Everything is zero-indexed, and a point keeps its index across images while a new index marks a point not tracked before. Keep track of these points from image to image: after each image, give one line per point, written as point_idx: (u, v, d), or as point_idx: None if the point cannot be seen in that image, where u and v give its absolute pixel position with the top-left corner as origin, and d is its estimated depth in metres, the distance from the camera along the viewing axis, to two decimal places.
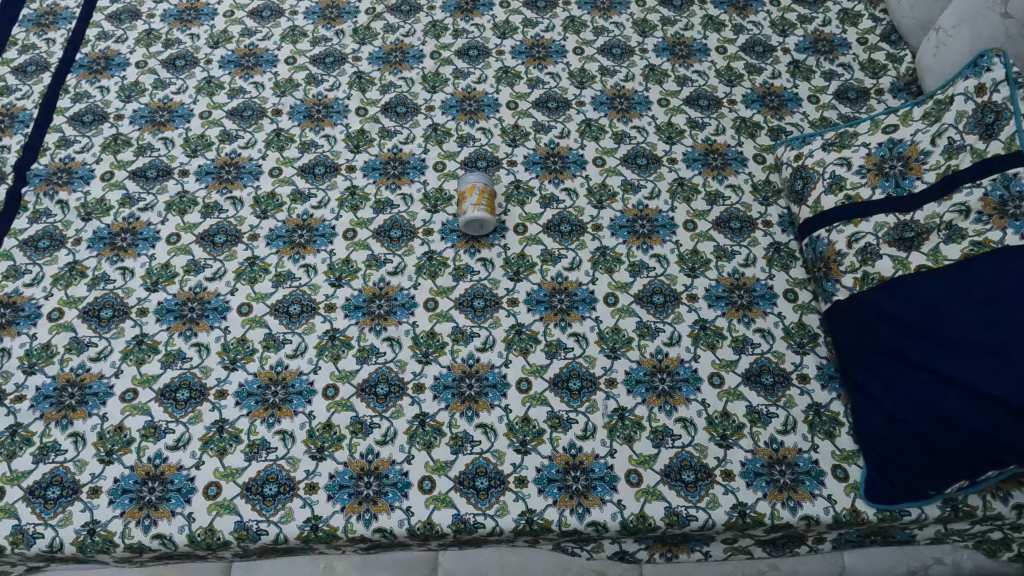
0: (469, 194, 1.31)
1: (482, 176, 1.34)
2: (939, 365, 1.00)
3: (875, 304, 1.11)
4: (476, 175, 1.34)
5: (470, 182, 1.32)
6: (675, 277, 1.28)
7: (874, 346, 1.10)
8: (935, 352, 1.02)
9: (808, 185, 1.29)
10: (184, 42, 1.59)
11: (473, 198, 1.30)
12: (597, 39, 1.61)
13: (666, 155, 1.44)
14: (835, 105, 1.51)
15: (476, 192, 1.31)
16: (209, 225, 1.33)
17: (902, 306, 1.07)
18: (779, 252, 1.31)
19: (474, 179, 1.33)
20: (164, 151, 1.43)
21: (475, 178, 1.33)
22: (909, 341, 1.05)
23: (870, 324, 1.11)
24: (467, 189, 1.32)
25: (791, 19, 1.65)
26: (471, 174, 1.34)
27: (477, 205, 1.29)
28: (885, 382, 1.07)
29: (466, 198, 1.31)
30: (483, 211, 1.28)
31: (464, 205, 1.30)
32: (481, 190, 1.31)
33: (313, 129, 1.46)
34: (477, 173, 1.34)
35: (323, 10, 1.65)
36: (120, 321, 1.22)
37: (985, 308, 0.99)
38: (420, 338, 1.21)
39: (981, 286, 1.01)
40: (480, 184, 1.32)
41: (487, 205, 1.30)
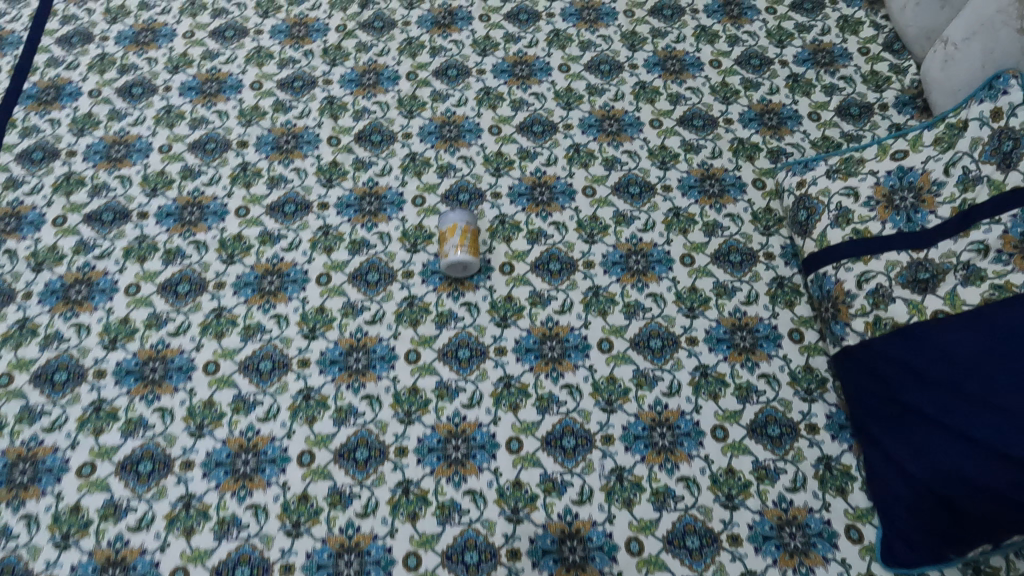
0: (451, 235, 1.22)
1: (464, 214, 1.25)
2: (960, 423, 0.93)
3: (887, 352, 1.04)
4: (458, 213, 1.25)
5: (451, 222, 1.23)
6: (673, 318, 1.20)
7: (886, 397, 1.03)
8: (954, 407, 0.94)
9: (813, 217, 1.21)
10: (141, 68, 1.48)
11: (455, 239, 1.21)
12: (584, 55, 1.51)
13: (660, 183, 1.35)
14: (837, 122, 1.42)
15: (458, 232, 1.22)
16: (171, 273, 1.23)
17: (917, 356, 1.00)
18: (782, 287, 1.23)
19: (455, 218, 1.24)
20: (121, 190, 1.32)
21: (457, 216, 1.24)
22: (924, 393, 0.98)
23: (881, 373, 1.04)
24: (448, 229, 1.23)
25: (789, 28, 1.56)
26: (452, 213, 1.25)
27: (460, 247, 1.20)
28: (900, 437, 1.00)
29: (447, 240, 1.22)
30: (467, 253, 1.19)
31: (446, 247, 1.21)
32: (463, 230, 1.22)
33: (281, 162, 1.36)
34: (458, 211, 1.25)
35: (291, 28, 1.54)
36: (76, 386, 1.12)
37: (1010, 362, 0.91)
38: (401, 395, 1.13)
39: (1004, 336, 0.93)
40: (462, 223, 1.23)
41: (471, 245, 1.21)
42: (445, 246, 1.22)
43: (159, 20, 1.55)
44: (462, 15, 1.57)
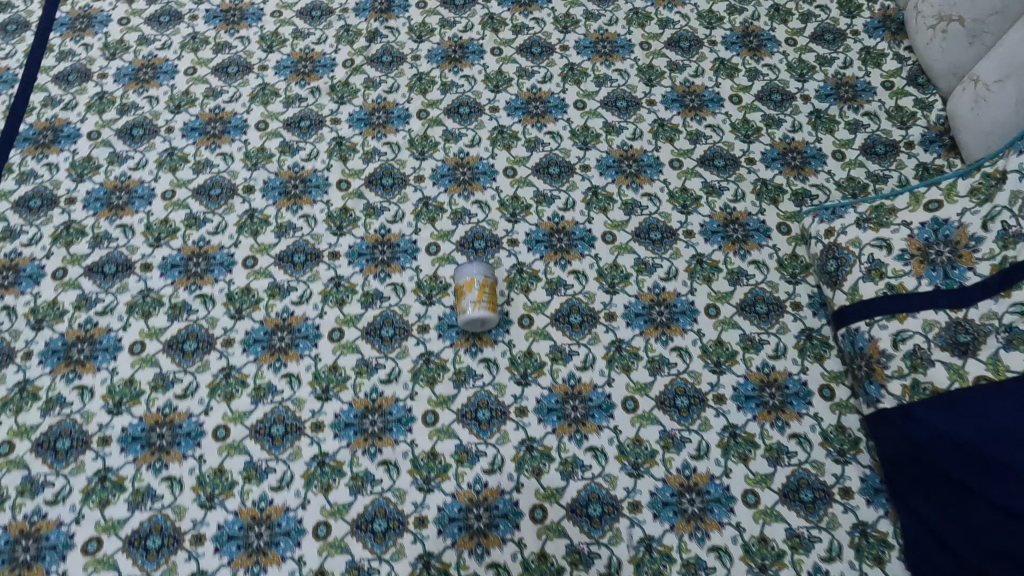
0: (469, 289, 1.17)
1: (482, 267, 1.20)
2: (1004, 500, 0.90)
3: (923, 420, 1.00)
4: (475, 265, 1.20)
5: (468, 275, 1.19)
6: (699, 374, 1.16)
7: (923, 465, 0.99)
8: (997, 482, 0.91)
9: (843, 268, 1.17)
10: (142, 107, 1.42)
11: (473, 294, 1.16)
12: (600, 90, 1.47)
13: (682, 227, 1.31)
14: (862, 161, 1.38)
15: (475, 286, 1.17)
16: (177, 330, 1.18)
17: (956, 426, 0.96)
18: (811, 340, 1.19)
19: (473, 271, 1.19)
20: (124, 240, 1.27)
21: (475, 269, 1.19)
22: (965, 465, 0.94)
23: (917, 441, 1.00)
24: (465, 282, 1.18)
25: (810, 61, 1.51)
26: (470, 265, 1.20)
27: (478, 302, 1.15)
28: (941, 509, 0.97)
29: (464, 294, 1.17)
30: (485, 309, 1.15)
31: (463, 302, 1.16)
32: (481, 284, 1.18)
33: (289, 208, 1.31)
34: (476, 263, 1.20)
35: (296, 64, 1.49)
36: (79, 454, 1.08)
37: None
38: (420, 461, 1.09)
39: None
40: (481, 277, 1.18)
41: (489, 300, 1.16)
42: (462, 300, 1.17)
43: (159, 55, 1.49)
44: (473, 48, 1.52)
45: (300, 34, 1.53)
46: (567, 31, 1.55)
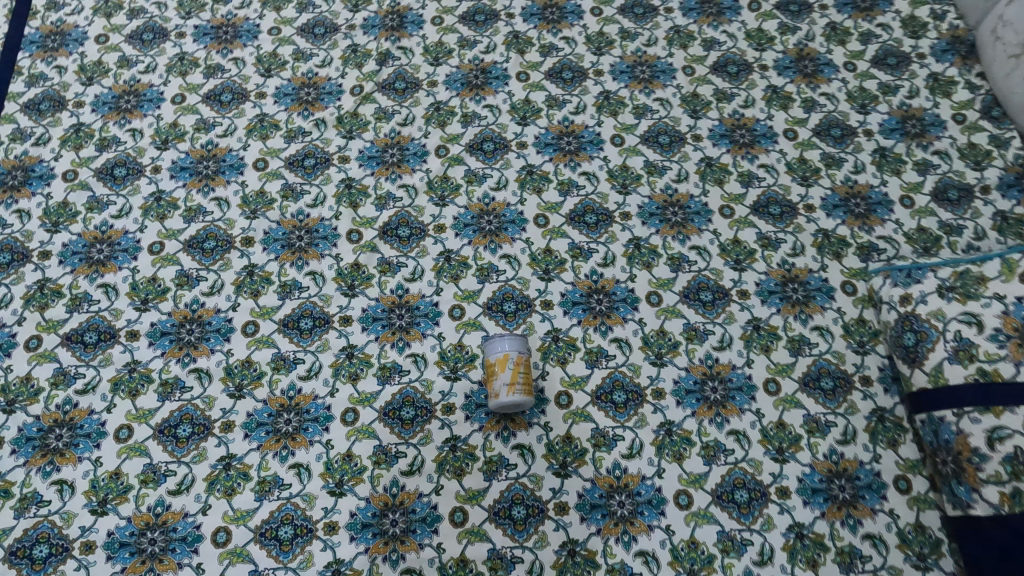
0: (501, 368, 1.02)
1: (517, 338, 1.05)
2: None
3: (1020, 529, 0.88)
4: (509, 337, 1.04)
5: (501, 349, 1.03)
6: (760, 463, 1.04)
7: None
8: None
9: (923, 344, 1.03)
10: (124, 142, 1.26)
11: (507, 374, 1.02)
12: (639, 123, 1.31)
13: (735, 287, 1.17)
14: (933, 210, 1.23)
15: (509, 364, 1.03)
16: (169, 412, 1.04)
17: None
18: (883, 422, 1.07)
19: (505, 345, 1.04)
20: (106, 303, 1.12)
21: (508, 342, 1.04)
22: None
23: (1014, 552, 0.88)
24: (497, 359, 1.03)
25: (871, 89, 1.36)
26: (503, 336, 1.05)
27: (512, 386, 1.01)
28: None
29: (496, 373, 1.03)
30: (520, 394, 1.01)
31: (494, 382, 1.02)
32: (515, 362, 1.03)
33: (294, 264, 1.16)
34: (510, 334, 1.05)
35: (298, 90, 1.32)
36: (60, 563, 0.94)
37: None
38: (448, 568, 0.96)
39: None
40: (515, 352, 1.03)
41: (524, 382, 1.02)
42: (493, 380, 1.03)
43: (143, 79, 1.32)
44: (497, 73, 1.35)
45: (302, 55, 1.36)
46: (601, 52, 1.38)
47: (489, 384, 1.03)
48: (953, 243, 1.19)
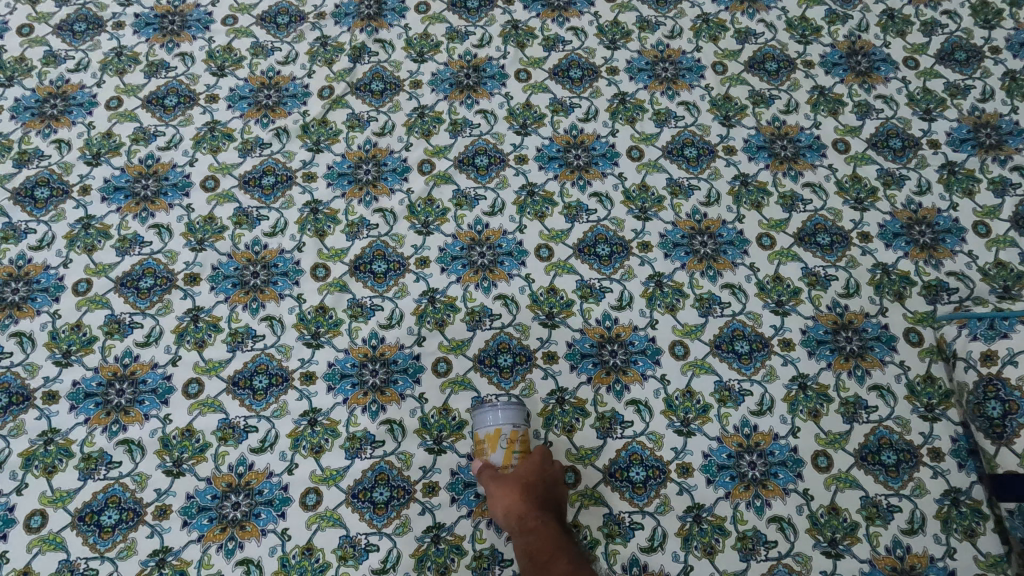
0: (493, 448, 0.84)
1: (516, 409, 0.85)
2: None
3: None
4: (507, 406, 0.84)
5: (495, 423, 0.84)
6: (808, 559, 0.85)
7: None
8: None
9: (1012, 418, 0.88)
10: (48, 156, 1.06)
11: (500, 455, 0.84)
12: (661, 133, 1.10)
13: (776, 335, 0.97)
14: (1014, 239, 1.02)
15: (502, 444, 0.84)
16: (92, 494, 0.86)
17: None
18: (958, 507, 0.88)
19: (499, 417, 0.84)
20: (20, 357, 0.93)
21: (504, 415, 0.84)
22: None
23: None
24: (489, 434, 0.84)
25: (937, 90, 1.14)
26: (499, 403, 0.84)
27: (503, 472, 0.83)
28: None
29: (486, 450, 0.85)
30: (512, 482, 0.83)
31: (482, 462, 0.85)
32: (512, 440, 0.84)
33: (247, 307, 0.97)
34: (508, 402, 0.84)
35: (256, 93, 1.11)
36: None
37: None
38: None
39: None
40: (513, 427, 0.84)
41: (524, 465, 0.84)
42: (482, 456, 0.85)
43: (72, 79, 1.11)
44: (492, 71, 1.14)
45: (261, 49, 1.15)
46: (616, 46, 1.17)
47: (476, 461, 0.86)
48: None
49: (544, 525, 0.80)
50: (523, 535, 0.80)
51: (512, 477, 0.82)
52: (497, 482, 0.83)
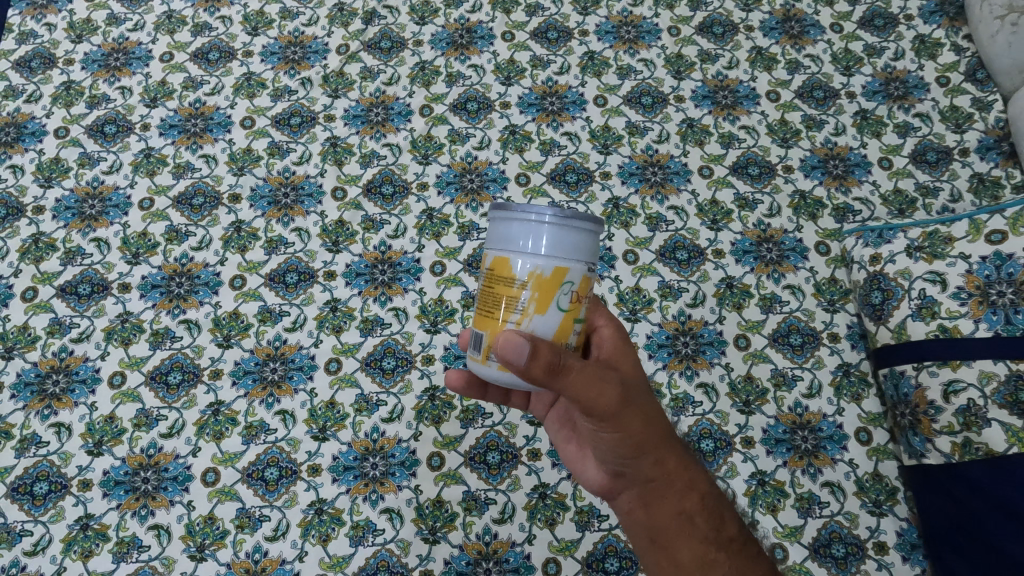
0: (547, 302, 0.60)
1: (596, 233, 0.62)
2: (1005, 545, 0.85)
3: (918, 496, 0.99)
4: (582, 227, 0.61)
5: (565, 255, 0.60)
6: (726, 414, 1.08)
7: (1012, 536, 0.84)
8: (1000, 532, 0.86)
9: (889, 302, 1.06)
10: (114, 100, 1.28)
11: (561, 309, 0.61)
12: (623, 84, 1.32)
13: (710, 246, 1.19)
14: (911, 171, 1.24)
15: (554, 296, 0.60)
16: (160, 360, 1.09)
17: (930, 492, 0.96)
18: (848, 377, 1.10)
19: (560, 252, 0.60)
20: (98, 257, 1.16)
21: (583, 242, 0.61)
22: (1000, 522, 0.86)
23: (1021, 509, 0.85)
24: (546, 277, 0.60)
25: (857, 51, 1.35)
26: (570, 219, 0.60)
27: (561, 336, 0.62)
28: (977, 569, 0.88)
29: (528, 306, 0.60)
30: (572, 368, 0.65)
31: (528, 348, 0.58)
32: (567, 291, 0.61)
33: (280, 220, 1.19)
34: (585, 221, 0.60)
35: (284, 49, 1.33)
36: (59, 499, 1.00)
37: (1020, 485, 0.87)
38: (425, 508, 1.02)
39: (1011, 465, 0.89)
40: (586, 259, 0.62)
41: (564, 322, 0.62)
42: (519, 318, 0.61)
43: (131, 37, 1.33)
44: (482, 32, 1.35)
45: (289, 14, 1.36)
46: (587, 12, 1.38)
47: (507, 341, 0.58)
48: (928, 205, 1.20)
49: (685, 466, 0.75)
50: (677, 492, 0.75)
51: (638, 405, 0.68)
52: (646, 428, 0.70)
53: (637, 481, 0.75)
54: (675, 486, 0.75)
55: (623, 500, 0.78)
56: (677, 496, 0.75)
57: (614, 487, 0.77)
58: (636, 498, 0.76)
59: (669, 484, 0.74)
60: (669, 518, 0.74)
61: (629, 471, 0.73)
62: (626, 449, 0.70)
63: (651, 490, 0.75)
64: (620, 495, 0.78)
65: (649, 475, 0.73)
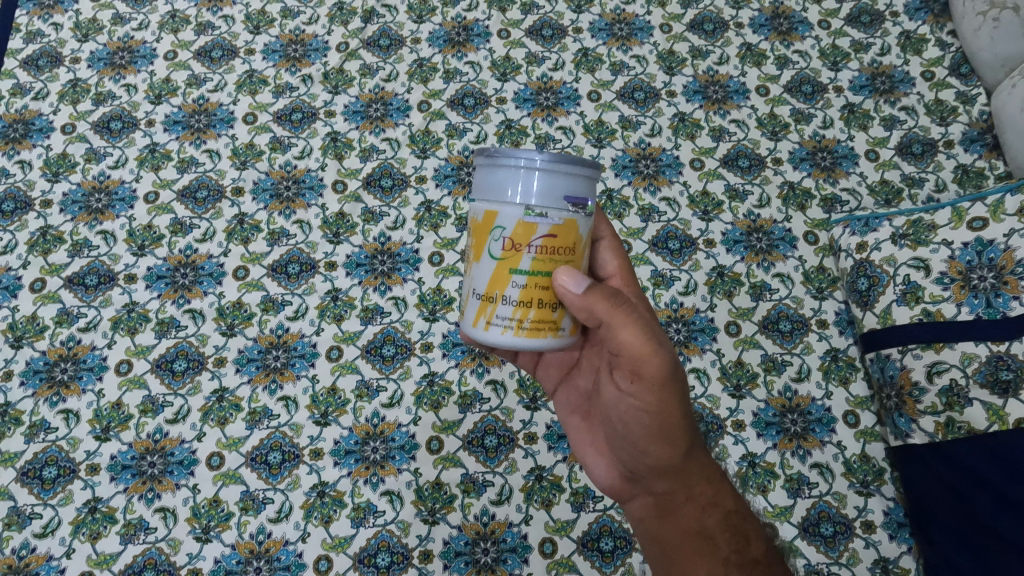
0: (480, 249, 0.64)
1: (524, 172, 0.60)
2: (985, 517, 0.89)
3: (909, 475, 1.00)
4: (523, 169, 0.60)
5: (499, 198, 0.61)
6: (718, 398, 1.11)
7: (1003, 517, 0.87)
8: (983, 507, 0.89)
9: (875, 288, 1.10)
10: (119, 97, 1.31)
11: (494, 256, 0.62)
12: (616, 80, 1.35)
13: (701, 236, 1.22)
14: (897, 163, 1.27)
15: (483, 241, 0.63)
16: (166, 348, 1.12)
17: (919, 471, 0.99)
18: (836, 362, 1.13)
19: (485, 197, 0.63)
20: (105, 249, 1.19)
21: (525, 184, 0.60)
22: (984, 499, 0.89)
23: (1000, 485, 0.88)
24: (482, 221, 0.63)
25: (844, 47, 1.39)
26: (507, 160, 0.60)
27: (496, 285, 0.63)
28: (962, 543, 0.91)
29: (470, 251, 0.66)
30: (517, 328, 0.63)
31: (584, 284, 0.63)
32: (495, 236, 0.62)
33: (282, 213, 1.22)
34: (528, 160, 0.59)
35: (286, 47, 1.36)
36: (67, 483, 1.03)
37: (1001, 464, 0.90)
38: (424, 491, 1.04)
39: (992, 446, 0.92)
40: (523, 202, 0.60)
41: (493, 267, 0.63)
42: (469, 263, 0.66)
43: (136, 36, 1.37)
44: (479, 30, 1.39)
45: (290, 13, 1.40)
46: (581, 10, 1.41)
47: (556, 276, 0.63)
48: (914, 195, 1.24)
49: (709, 481, 0.79)
50: (696, 508, 0.78)
51: (680, 395, 0.71)
52: (675, 429, 0.73)
53: (655, 489, 0.79)
54: (694, 501, 0.78)
55: (635, 504, 0.82)
56: (695, 511, 0.78)
57: (627, 490, 0.82)
58: (651, 504, 0.80)
59: (688, 497, 0.78)
60: (683, 529, 0.78)
61: (648, 474, 0.78)
62: (655, 445, 0.74)
63: (668, 499, 0.79)
64: (632, 498, 0.82)
65: (670, 484, 0.77)
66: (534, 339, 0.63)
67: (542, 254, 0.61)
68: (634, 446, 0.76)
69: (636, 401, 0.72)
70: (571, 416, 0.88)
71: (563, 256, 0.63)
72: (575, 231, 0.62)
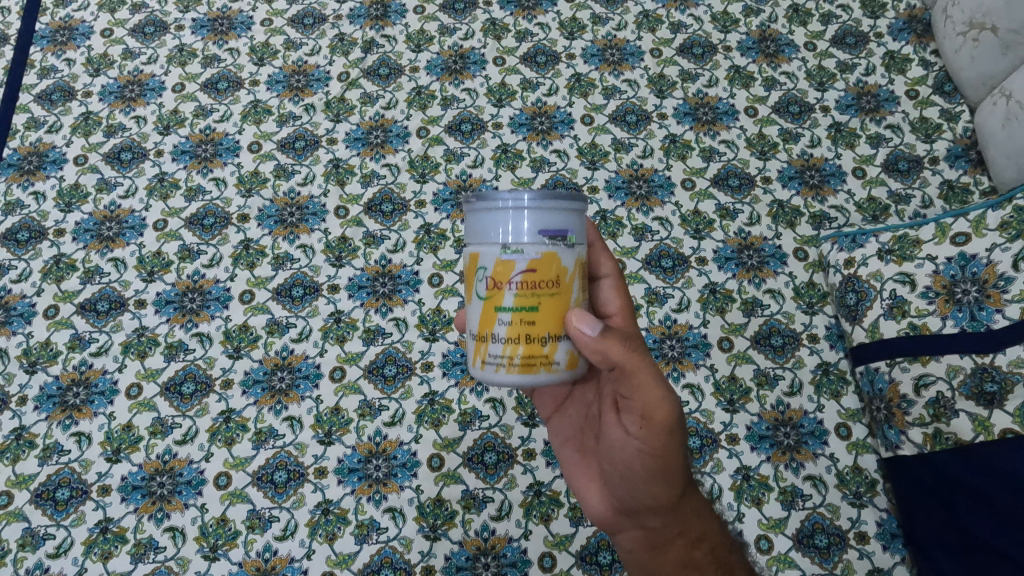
0: (472, 291, 0.68)
1: (503, 214, 0.64)
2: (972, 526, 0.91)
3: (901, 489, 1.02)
4: (510, 211, 0.64)
5: (483, 241, 0.66)
6: (711, 413, 1.13)
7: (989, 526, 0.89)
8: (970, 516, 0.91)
9: (863, 302, 1.13)
10: (129, 128, 1.36)
11: (483, 296, 0.66)
12: (608, 104, 1.39)
13: (694, 254, 1.25)
14: (884, 180, 1.30)
15: (474, 283, 0.68)
16: (174, 371, 1.16)
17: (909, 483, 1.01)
18: (828, 375, 1.15)
19: (473, 240, 0.67)
20: (116, 275, 1.23)
21: (510, 225, 0.64)
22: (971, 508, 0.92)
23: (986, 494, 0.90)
24: (473, 263, 0.67)
25: (830, 68, 1.43)
26: (488, 205, 0.64)
27: (486, 324, 0.67)
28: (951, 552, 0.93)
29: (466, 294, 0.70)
30: (509, 365, 0.65)
31: (599, 328, 0.66)
32: (482, 277, 0.66)
33: (286, 238, 1.26)
34: (511, 201, 0.63)
35: (289, 77, 1.41)
36: (80, 504, 1.06)
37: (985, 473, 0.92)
38: (426, 507, 1.07)
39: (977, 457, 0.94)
40: (502, 241, 0.64)
41: (483, 306, 0.67)
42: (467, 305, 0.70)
43: (145, 70, 1.42)
44: (475, 58, 1.44)
45: (293, 45, 1.45)
46: (573, 37, 1.46)
47: (543, 313, 0.65)
48: (901, 211, 1.27)
49: (698, 515, 0.82)
50: (687, 542, 0.81)
51: (682, 438, 0.74)
52: (674, 470, 0.75)
53: (648, 524, 0.81)
54: (686, 535, 0.81)
55: (624, 536, 0.83)
56: (685, 544, 0.81)
57: (618, 523, 0.83)
58: (642, 537, 0.82)
59: (681, 530, 0.81)
60: (674, 563, 0.81)
61: (644, 510, 0.79)
62: (653, 484, 0.76)
63: (660, 534, 0.81)
64: (622, 531, 0.83)
65: (664, 520, 0.80)
66: (527, 375, 0.65)
67: (524, 290, 0.64)
68: (631, 484, 0.77)
69: (642, 443, 0.74)
70: (565, 446, 0.89)
71: (547, 290, 0.65)
72: (557, 264, 0.65)
